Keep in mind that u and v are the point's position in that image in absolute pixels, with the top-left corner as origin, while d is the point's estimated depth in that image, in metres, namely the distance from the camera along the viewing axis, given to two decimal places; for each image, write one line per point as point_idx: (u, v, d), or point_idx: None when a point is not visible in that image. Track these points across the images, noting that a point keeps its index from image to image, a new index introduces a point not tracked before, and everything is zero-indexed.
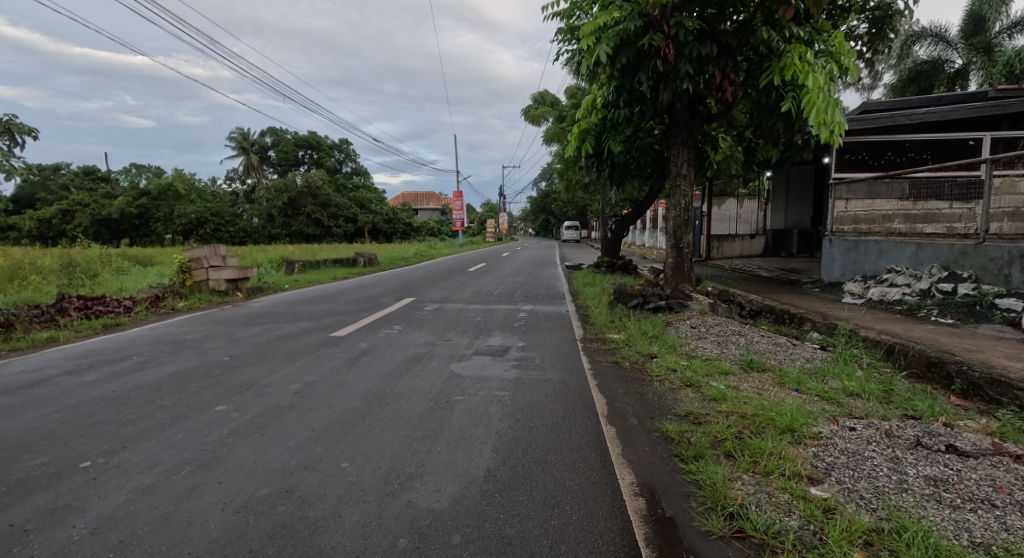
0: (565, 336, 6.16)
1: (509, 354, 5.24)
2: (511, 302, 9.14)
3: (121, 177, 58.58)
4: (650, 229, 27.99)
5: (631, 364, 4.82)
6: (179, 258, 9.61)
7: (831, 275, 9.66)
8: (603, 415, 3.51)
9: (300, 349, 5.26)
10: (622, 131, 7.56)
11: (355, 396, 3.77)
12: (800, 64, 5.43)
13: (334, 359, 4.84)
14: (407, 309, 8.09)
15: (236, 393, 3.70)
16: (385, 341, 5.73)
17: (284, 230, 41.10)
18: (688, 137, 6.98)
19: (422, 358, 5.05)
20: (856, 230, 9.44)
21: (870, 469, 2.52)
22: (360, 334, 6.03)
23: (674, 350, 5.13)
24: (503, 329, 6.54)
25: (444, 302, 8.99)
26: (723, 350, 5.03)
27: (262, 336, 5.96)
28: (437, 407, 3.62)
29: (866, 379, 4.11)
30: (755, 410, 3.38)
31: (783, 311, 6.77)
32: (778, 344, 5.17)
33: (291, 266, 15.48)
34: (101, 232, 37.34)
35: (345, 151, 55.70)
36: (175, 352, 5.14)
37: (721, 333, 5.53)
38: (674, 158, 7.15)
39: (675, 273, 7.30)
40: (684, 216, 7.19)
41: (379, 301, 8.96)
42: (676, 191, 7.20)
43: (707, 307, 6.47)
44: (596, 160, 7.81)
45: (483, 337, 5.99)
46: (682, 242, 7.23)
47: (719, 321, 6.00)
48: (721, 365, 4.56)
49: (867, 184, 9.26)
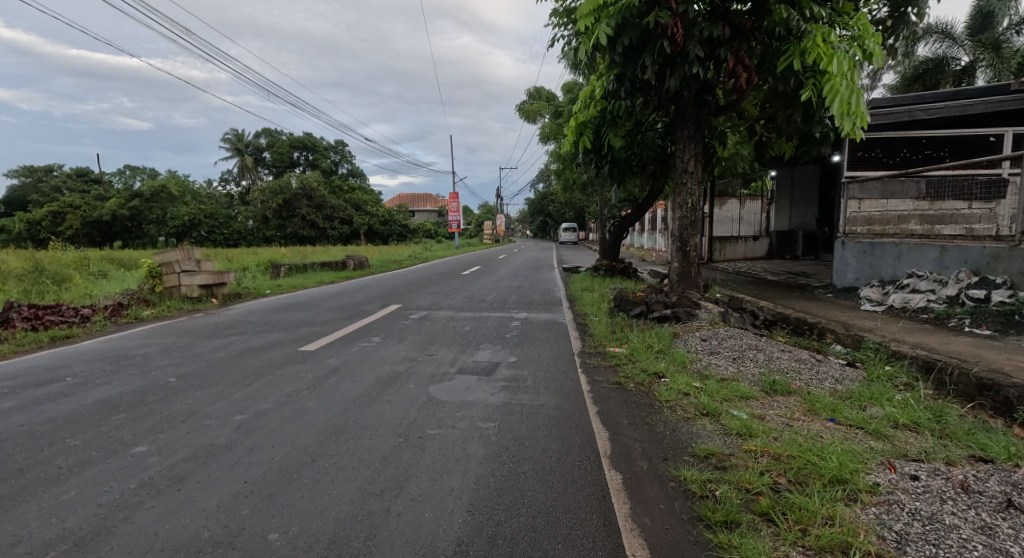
0: (561, 350, 5.56)
1: (497, 373, 4.65)
2: (504, 309, 8.54)
3: (115, 179, 57.95)
4: (650, 230, 27.49)
5: (636, 386, 4.21)
6: (149, 262, 8.97)
7: (844, 279, 9.10)
8: (606, 456, 2.91)
9: (261, 366, 4.66)
10: (623, 125, 6.98)
11: (310, 430, 3.17)
12: (823, 46, 4.86)
13: (297, 380, 4.23)
14: (391, 318, 7.49)
15: (166, 428, 3.09)
16: (360, 356, 5.12)
17: (279, 233, 40.47)
18: (695, 130, 6.42)
19: (398, 378, 4.44)
20: (870, 231, 8.84)
21: (957, 544, 1.91)
22: (332, 348, 5.42)
23: (684, 369, 4.52)
24: (492, 341, 5.94)
25: (431, 310, 8.38)
26: (739, 369, 4.43)
27: (224, 351, 5.35)
28: (406, 445, 3.02)
29: (912, 405, 3.51)
30: (791, 450, 2.78)
31: (800, 320, 6.19)
32: (802, 361, 4.58)
33: (277, 270, 14.91)
34: (92, 235, 36.74)
35: (340, 152, 55.03)
36: (118, 371, 4.53)
37: (736, 347, 4.95)
38: (680, 153, 6.58)
39: (682, 279, 6.72)
40: (692, 217, 6.59)
41: (362, 308, 8.36)
42: (683, 189, 6.62)
43: (717, 317, 5.88)
44: (594, 156, 7.22)
45: (469, 352, 5.38)
46: (689, 245, 6.65)
47: (732, 332, 5.41)
48: (740, 388, 3.97)
49: (881, 183, 8.64)
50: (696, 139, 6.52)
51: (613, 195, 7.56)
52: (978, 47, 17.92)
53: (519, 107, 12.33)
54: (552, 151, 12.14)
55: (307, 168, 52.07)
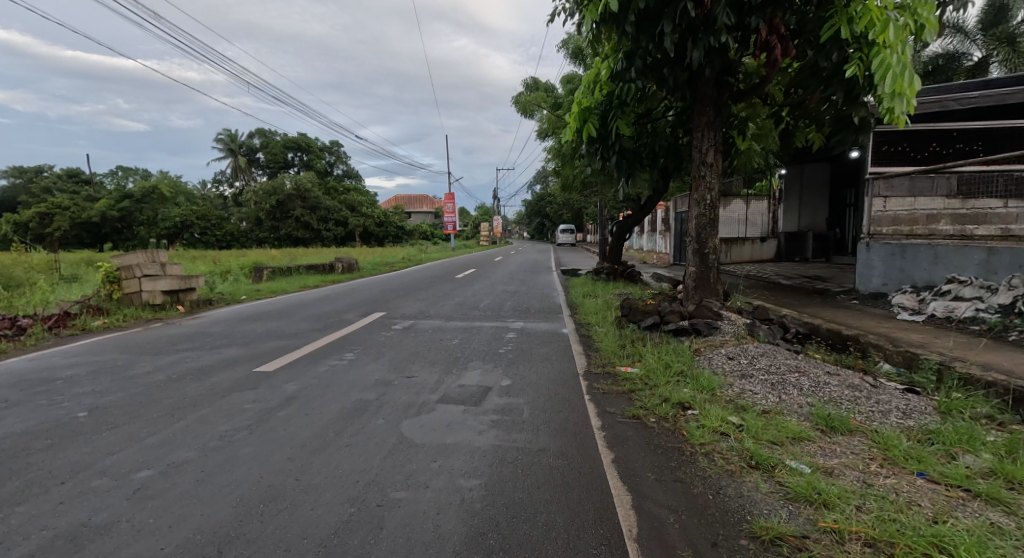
0: (563, 370, 4.75)
1: (487, 402, 3.83)
2: (498, 318, 7.72)
3: (107, 179, 57.11)
4: (651, 232, 26.78)
5: (657, 421, 3.42)
6: (106, 265, 8.11)
7: (870, 284, 8.38)
8: (633, 536, 2.13)
9: (200, 393, 3.82)
10: (633, 111, 6.18)
11: (228, 497, 2.35)
12: (875, 10, 4.11)
13: (238, 413, 3.40)
14: (372, 330, 6.65)
15: (31, 497, 2.27)
16: (324, 379, 4.29)
17: (272, 234, 39.77)
18: (715, 116, 5.65)
19: (364, 409, 3.62)
20: (897, 233, 8.03)
21: None
22: (294, 368, 4.59)
23: (714, 398, 3.72)
24: (483, 359, 5.13)
25: (417, 319, 7.56)
26: (782, 398, 3.63)
27: (164, 371, 4.51)
28: (359, 520, 2.20)
29: (1019, 453, 2.73)
30: (889, 533, 2.01)
31: (835, 333, 5.43)
32: (856, 387, 3.79)
33: (259, 272, 14.09)
34: (81, 237, 35.77)
35: (335, 153, 54.07)
36: (23, 400, 3.70)
37: (773, 370, 4.15)
38: (698, 142, 5.80)
39: (699, 286, 5.93)
40: (712, 215, 5.80)
41: (341, 318, 7.52)
42: (700, 183, 5.83)
43: (743, 330, 5.12)
44: (600, 147, 6.30)
45: (456, 373, 4.57)
46: (709, 248, 5.87)
47: (764, 350, 4.63)
48: (790, 426, 3.18)
49: (910, 179, 7.81)
50: (716, 126, 5.74)
51: (620, 191, 6.48)
52: (992, 42, 17.14)
53: (516, 99, 11.52)
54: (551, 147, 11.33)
55: (301, 169, 51.18)
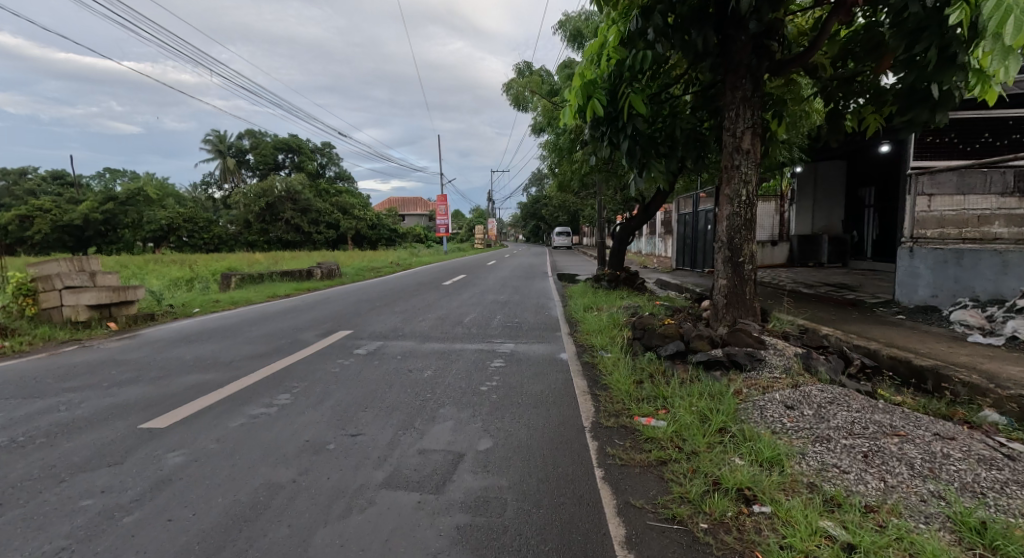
0: (562, 421, 3.55)
1: (453, 486, 2.62)
2: (484, 338, 6.51)
3: (93, 180, 55.65)
4: (651, 234, 25.73)
5: (712, 531, 2.21)
6: (21, 276, 6.88)
7: (915, 295, 7.28)
8: None
9: (31, 474, 2.59)
10: (648, 85, 4.99)
11: None
12: None
13: (57, 523, 2.16)
14: (327, 356, 5.42)
15: None
16: (232, 441, 3.07)
17: (261, 237, 38.41)
18: (751, 89, 4.50)
19: (269, 502, 2.41)
20: (943, 236, 6.93)
21: None
22: (198, 421, 3.36)
23: (789, 483, 2.52)
24: (459, 403, 3.92)
25: (387, 340, 6.34)
26: (891, 483, 2.44)
27: (14, 429, 3.27)
28: None
29: None
30: None
31: (907, 365, 4.26)
32: (990, 458, 2.61)
33: (228, 278, 12.82)
34: (63, 240, 34.03)
35: (327, 155, 52.61)
36: None
37: (859, 430, 2.96)
38: (730, 124, 4.63)
39: (731, 303, 4.76)
40: (748, 215, 4.63)
41: (296, 339, 6.29)
42: (734, 174, 4.66)
43: (796, 365, 3.99)
44: (607, 129, 5.07)
45: (419, 430, 3.36)
46: (744, 256, 4.70)
47: (832, 395, 3.45)
48: (930, 544, 1.98)
49: (960, 174, 6.70)
50: (754, 102, 4.57)
51: (631, 186, 5.23)
52: None
53: (507, 86, 10.32)
54: (547, 141, 10.14)
55: (291, 170, 49.71)
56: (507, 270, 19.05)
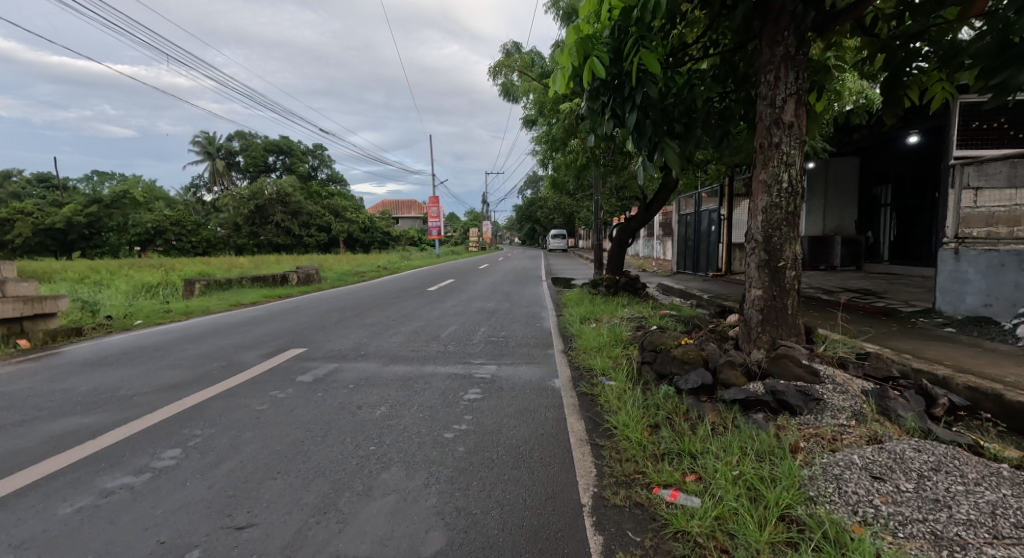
0: (554, 498, 2.49)
1: None
2: (461, 358, 5.44)
3: (79, 182, 54.16)
4: (648, 235, 24.91)
5: None
6: None
7: (963, 304, 6.30)
8: None
9: None
10: (663, 44, 3.98)
11: None
12: None
13: None
14: (261, 385, 4.34)
15: None
16: (42, 548, 2.00)
17: (250, 240, 37.20)
18: (796, 45, 3.52)
19: None
20: (994, 236, 5.90)
21: None
22: (16, 504, 2.29)
23: None
24: (411, 463, 2.86)
25: (344, 362, 5.24)
26: None
27: None
28: None
29: None
30: None
31: (999, 400, 3.26)
32: None
33: (192, 286, 11.66)
34: (46, 244, 31.96)
35: (319, 156, 51.60)
36: None
37: (1004, 530, 1.93)
38: (768, 90, 3.63)
39: (768, 320, 3.74)
40: (791, 207, 3.62)
41: (234, 361, 5.19)
42: (772, 154, 3.64)
43: (868, 407, 2.96)
44: (611, 101, 4.08)
45: (342, 516, 2.31)
46: (784, 260, 3.68)
47: (935, 458, 2.42)
48: None
49: (1013, 164, 5.73)
50: (799, 62, 3.56)
51: (638, 172, 4.21)
52: None
53: (494, 71, 9.29)
54: (539, 131, 9.12)
55: (281, 172, 48.55)
56: (510, 270, 20.11)
